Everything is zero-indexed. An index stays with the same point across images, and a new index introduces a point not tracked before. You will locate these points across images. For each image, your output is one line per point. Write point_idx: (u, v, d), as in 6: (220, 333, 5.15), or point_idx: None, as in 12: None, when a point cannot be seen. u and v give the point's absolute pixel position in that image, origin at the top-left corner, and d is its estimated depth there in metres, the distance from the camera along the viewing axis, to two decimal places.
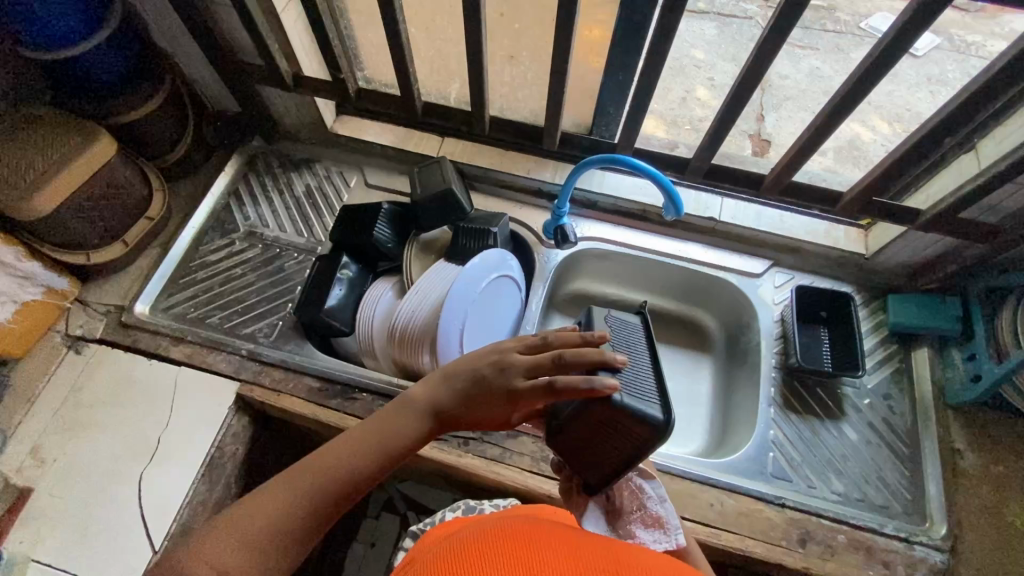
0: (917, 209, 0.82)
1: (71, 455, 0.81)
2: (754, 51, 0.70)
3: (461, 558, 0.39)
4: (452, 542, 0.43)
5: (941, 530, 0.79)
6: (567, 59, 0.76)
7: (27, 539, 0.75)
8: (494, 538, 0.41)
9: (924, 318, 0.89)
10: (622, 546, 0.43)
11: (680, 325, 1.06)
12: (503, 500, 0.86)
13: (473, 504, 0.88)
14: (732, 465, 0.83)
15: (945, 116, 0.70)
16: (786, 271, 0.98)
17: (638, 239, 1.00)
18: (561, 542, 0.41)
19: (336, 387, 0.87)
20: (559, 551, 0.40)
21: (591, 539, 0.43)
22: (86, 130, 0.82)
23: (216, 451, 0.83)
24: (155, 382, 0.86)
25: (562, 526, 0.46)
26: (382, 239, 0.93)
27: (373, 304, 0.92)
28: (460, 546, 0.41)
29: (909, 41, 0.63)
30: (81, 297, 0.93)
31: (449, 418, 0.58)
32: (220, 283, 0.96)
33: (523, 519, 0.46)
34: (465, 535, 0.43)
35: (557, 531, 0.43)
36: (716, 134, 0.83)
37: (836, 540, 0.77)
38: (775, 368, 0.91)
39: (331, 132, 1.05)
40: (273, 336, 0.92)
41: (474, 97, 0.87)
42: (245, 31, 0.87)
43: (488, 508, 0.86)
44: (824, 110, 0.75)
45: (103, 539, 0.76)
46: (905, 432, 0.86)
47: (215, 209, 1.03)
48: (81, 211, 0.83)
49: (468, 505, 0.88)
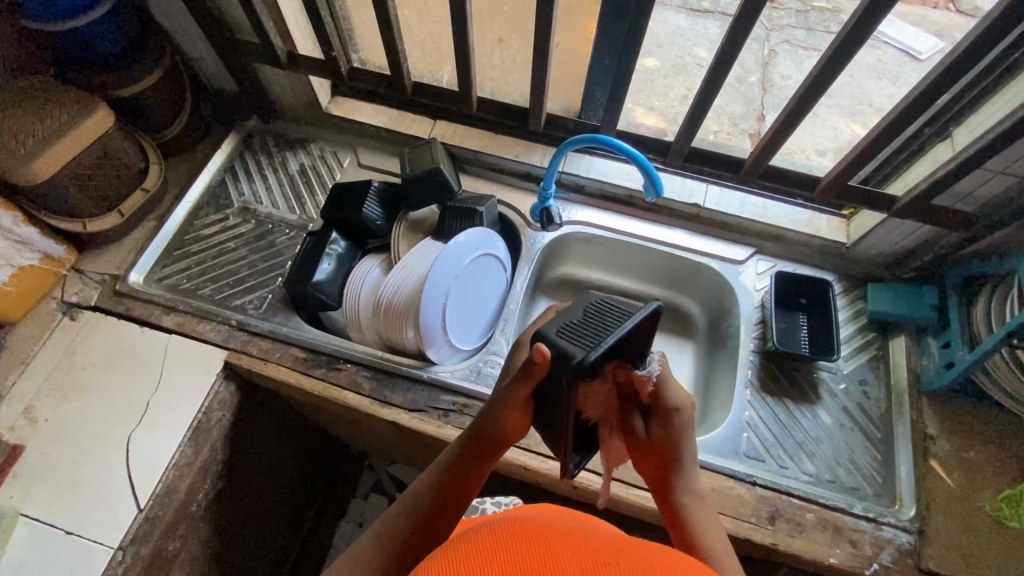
0: (893, 196, 0.84)
1: (63, 416, 0.83)
2: (728, 32, 0.72)
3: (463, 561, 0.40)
4: (459, 539, 0.45)
5: (910, 512, 0.80)
6: (550, 40, 0.78)
7: (17, 494, 0.78)
8: (493, 534, 0.44)
9: (901, 306, 0.91)
10: (625, 543, 0.44)
11: (664, 311, 1.09)
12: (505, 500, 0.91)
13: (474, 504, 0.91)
14: (707, 444, 0.85)
15: (913, 99, 0.71)
16: (768, 259, 1.00)
17: (623, 224, 1.02)
18: (563, 539, 0.43)
19: (321, 357, 0.89)
20: (564, 550, 0.40)
21: (594, 538, 0.44)
22: (84, 101, 0.84)
23: (203, 416, 0.85)
24: (146, 349, 0.89)
25: (563, 526, 0.47)
26: (370, 217, 0.96)
27: (361, 279, 0.95)
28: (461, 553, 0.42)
29: (876, 20, 0.65)
30: (77, 266, 0.95)
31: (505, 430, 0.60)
32: (213, 257, 0.98)
33: (525, 518, 0.48)
34: (470, 537, 0.45)
35: (559, 530, 0.45)
36: (696, 118, 0.84)
37: (805, 518, 0.79)
38: (753, 352, 0.93)
39: (325, 112, 1.08)
40: (262, 308, 0.94)
41: (463, 78, 0.89)
42: (240, 8, 0.89)
43: (489, 507, 0.90)
44: (799, 92, 0.77)
45: (88, 496, 0.78)
46: (879, 418, 0.87)
47: (210, 185, 1.05)
48: (79, 178, 0.86)
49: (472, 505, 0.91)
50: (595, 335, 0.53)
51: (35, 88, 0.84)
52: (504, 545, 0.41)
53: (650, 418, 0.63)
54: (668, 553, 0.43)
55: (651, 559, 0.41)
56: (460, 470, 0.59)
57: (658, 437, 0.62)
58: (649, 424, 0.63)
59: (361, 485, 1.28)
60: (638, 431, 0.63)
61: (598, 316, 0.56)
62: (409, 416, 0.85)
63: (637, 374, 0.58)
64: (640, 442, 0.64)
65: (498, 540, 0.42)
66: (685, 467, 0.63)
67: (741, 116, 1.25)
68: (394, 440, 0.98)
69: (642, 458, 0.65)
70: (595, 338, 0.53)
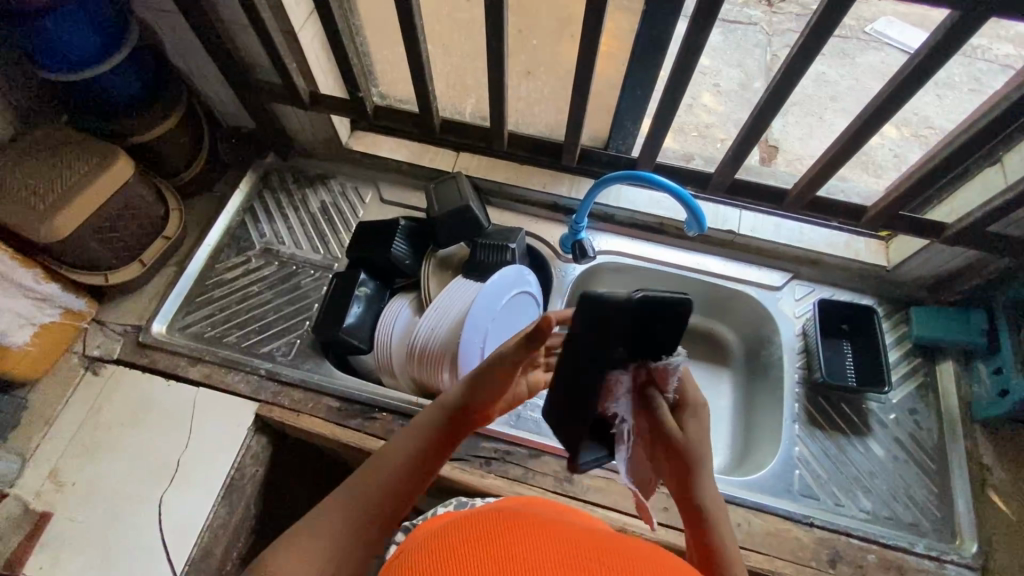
0: (942, 223, 0.81)
1: (91, 478, 0.80)
2: (783, 68, 0.69)
3: (444, 543, 0.39)
4: (438, 531, 0.42)
5: (972, 547, 0.77)
6: (589, 77, 0.76)
7: (48, 565, 0.75)
8: (474, 528, 0.41)
9: (948, 331, 0.88)
10: (604, 537, 0.43)
11: (697, 338, 1.06)
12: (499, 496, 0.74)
13: (466, 499, 0.74)
14: (757, 484, 0.82)
15: (975, 131, 0.69)
16: (806, 284, 0.97)
17: (656, 253, 1.00)
18: (549, 540, 0.39)
19: (355, 406, 0.86)
20: (544, 538, 0.39)
21: (578, 530, 0.43)
22: (103, 152, 0.81)
23: (236, 473, 0.82)
24: (174, 404, 0.86)
25: (542, 517, 0.45)
26: (399, 256, 0.93)
27: (392, 320, 0.92)
28: (440, 537, 0.41)
29: (942, 59, 0.62)
30: (98, 317, 0.93)
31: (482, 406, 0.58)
32: (237, 301, 0.96)
33: (511, 511, 0.45)
34: (451, 523, 0.44)
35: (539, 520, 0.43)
36: (741, 150, 0.82)
37: (867, 560, 0.76)
38: (798, 383, 0.90)
39: (347, 148, 1.05)
40: (291, 355, 0.91)
41: (494, 115, 0.87)
42: (262, 50, 0.87)
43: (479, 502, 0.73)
44: (850, 126, 0.74)
45: (123, 564, 0.75)
46: (932, 447, 0.85)
47: (230, 227, 1.02)
48: (99, 232, 0.83)
49: (461, 500, 0.75)
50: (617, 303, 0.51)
51: (52, 138, 0.81)
52: (474, 535, 0.40)
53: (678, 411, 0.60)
54: (645, 551, 0.41)
55: (636, 559, 0.39)
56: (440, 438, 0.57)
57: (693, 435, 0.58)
58: (681, 420, 0.60)
59: None
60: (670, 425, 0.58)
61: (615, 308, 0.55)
62: (449, 467, 0.82)
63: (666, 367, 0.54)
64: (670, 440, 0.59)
65: (471, 531, 0.40)
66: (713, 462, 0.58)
67: None
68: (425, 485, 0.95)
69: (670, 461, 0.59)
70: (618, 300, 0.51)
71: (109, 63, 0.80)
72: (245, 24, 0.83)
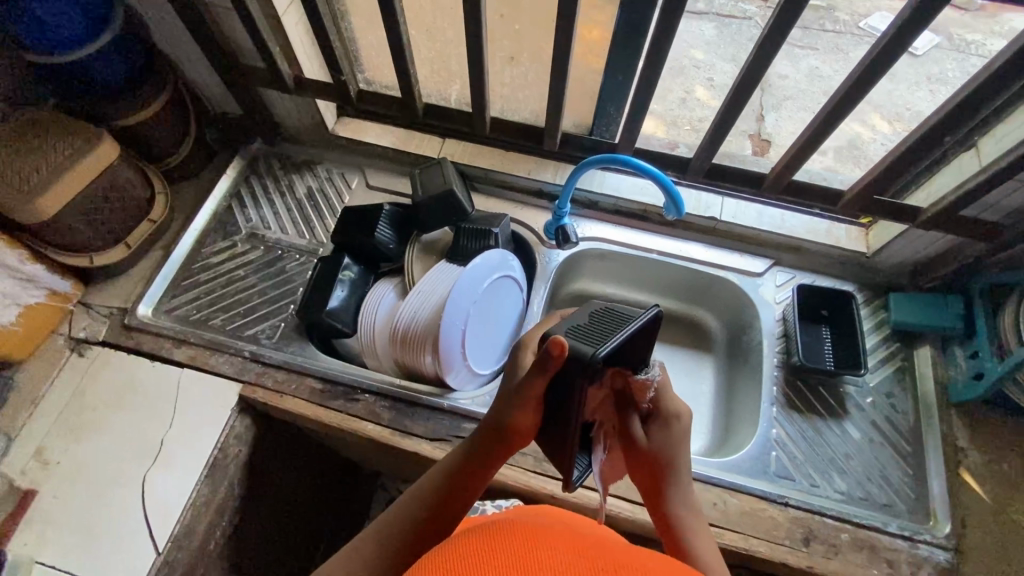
0: (918, 208, 0.82)
1: (76, 457, 0.81)
2: (755, 50, 0.70)
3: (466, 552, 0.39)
4: (448, 539, 0.43)
5: (945, 528, 0.78)
6: (567, 59, 0.77)
7: (31, 541, 0.76)
8: (495, 541, 0.40)
9: (925, 316, 0.89)
10: (629, 550, 0.41)
11: (680, 324, 1.07)
12: (503, 500, 0.86)
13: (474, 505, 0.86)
14: (734, 465, 0.83)
15: (945, 113, 0.70)
16: (787, 270, 0.98)
17: (639, 239, 1.00)
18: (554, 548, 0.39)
19: (337, 388, 0.87)
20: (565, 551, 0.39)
21: (597, 544, 0.42)
22: (86, 134, 0.82)
23: (219, 453, 0.83)
24: (158, 385, 0.86)
25: (564, 531, 0.45)
26: (383, 241, 0.94)
27: (375, 305, 0.92)
28: (463, 545, 0.41)
29: (909, 39, 0.63)
30: (84, 300, 0.93)
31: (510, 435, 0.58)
32: (223, 285, 0.96)
33: (531, 524, 0.45)
34: (473, 532, 0.43)
35: (561, 534, 0.43)
36: (717, 135, 0.83)
37: (840, 539, 0.77)
38: (776, 367, 0.91)
39: (332, 133, 1.05)
40: (275, 337, 0.92)
41: (476, 99, 0.87)
42: (246, 35, 0.87)
43: (489, 508, 0.84)
44: (824, 110, 0.75)
45: (106, 541, 0.76)
46: (907, 431, 0.86)
47: (217, 211, 1.03)
48: (84, 213, 0.84)
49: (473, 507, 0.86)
50: (601, 335, 0.54)
51: (36, 121, 0.82)
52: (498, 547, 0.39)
53: (646, 420, 0.62)
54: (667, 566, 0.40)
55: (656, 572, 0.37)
56: (472, 464, 0.58)
57: (658, 442, 0.60)
58: (647, 429, 0.61)
59: (375, 503, 1.25)
60: (637, 436, 0.60)
61: (614, 315, 0.58)
62: (429, 446, 0.83)
63: (638, 379, 0.58)
64: (636, 450, 0.61)
65: (494, 542, 0.40)
66: (682, 472, 0.60)
67: (742, 119, 1.23)
68: (408, 466, 0.96)
69: (638, 468, 0.62)
70: (600, 336, 0.53)
71: (72, 56, 0.79)
72: (228, 8, 0.84)
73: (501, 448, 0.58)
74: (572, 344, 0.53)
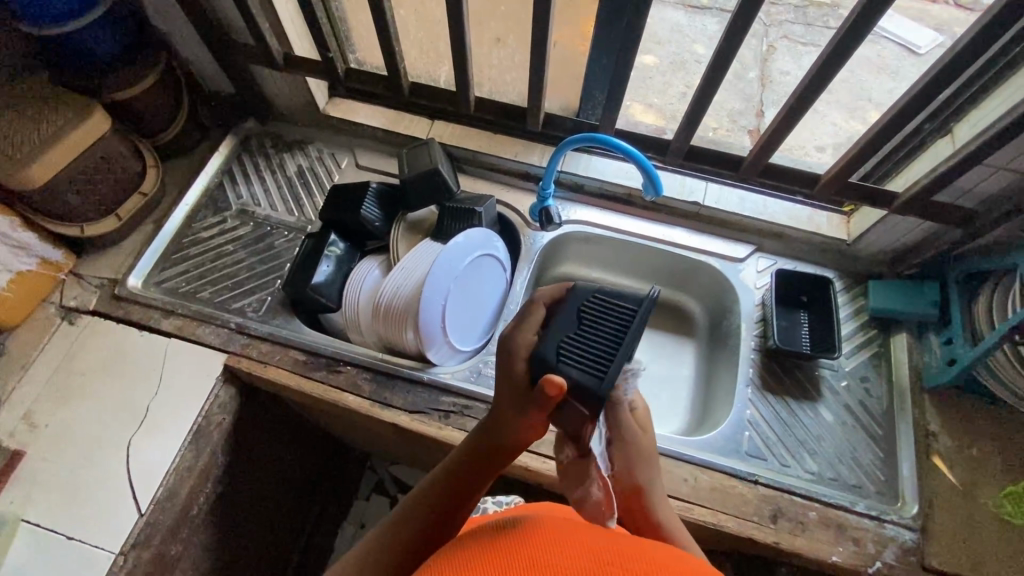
0: (893, 193, 0.83)
1: (64, 421, 0.83)
2: (727, 29, 0.72)
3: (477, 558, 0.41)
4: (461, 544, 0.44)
5: (913, 509, 0.79)
6: (546, 39, 0.78)
7: (17, 500, 0.78)
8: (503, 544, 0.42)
9: (903, 303, 0.90)
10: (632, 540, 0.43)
11: (663, 310, 1.09)
12: (505, 497, 0.86)
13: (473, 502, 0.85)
14: (708, 444, 0.84)
15: (913, 94, 0.71)
16: (769, 257, 0.99)
17: (624, 223, 1.01)
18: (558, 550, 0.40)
19: (320, 359, 0.89)
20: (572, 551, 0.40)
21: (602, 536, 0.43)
22: (77, 105, 0.84)
23: (204, 420, 0.85)
24: (146, 354, 0.88)
25: (566, 521, 0.46)
26: (370, 218, 0.95)
27: (360, 281, 0.95)
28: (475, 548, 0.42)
29: (875, 17, 0.64)
30: (76, 270, 0.95)
31: (513, 442, 0.58)
32: (212, 260, 0.98)
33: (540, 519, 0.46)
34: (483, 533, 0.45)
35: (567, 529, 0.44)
36: (695, 116, 0.84)
37: (807, 517, 0.79)
38: (753, 350, 0.92)
39: (323, 114, 1.07)
40: (262, 311, 0.94)
41: (461, 79, 0.89)
42: (236, 10, 0.89)
43: (490, 504, 0.85)
44: (799, 89, 0.77)
45: (90, 501, 0.78)
46: (880, 415, 0.87)
47: (209, 187, 1.05)
48: (75, 182, 0.86)
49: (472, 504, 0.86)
50: (598, 355, 0.54)
51: (28, 91, 0.83)
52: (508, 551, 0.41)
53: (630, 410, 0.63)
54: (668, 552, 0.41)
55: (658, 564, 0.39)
56: (474, 466, 0.58)
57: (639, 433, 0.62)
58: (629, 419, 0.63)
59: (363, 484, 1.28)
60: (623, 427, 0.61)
61: (597, 316, 0.56)
62: (408, 418, 0.85)
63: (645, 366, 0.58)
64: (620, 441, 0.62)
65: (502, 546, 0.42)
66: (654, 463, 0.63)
67: (741, 113, 1.23)
68: (391, 441, 0.97)
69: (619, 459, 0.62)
70: (599, 363, 0.54)
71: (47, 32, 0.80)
72: None
73: (503, 453, 0.58)
74: (573, 376, 0.53)
